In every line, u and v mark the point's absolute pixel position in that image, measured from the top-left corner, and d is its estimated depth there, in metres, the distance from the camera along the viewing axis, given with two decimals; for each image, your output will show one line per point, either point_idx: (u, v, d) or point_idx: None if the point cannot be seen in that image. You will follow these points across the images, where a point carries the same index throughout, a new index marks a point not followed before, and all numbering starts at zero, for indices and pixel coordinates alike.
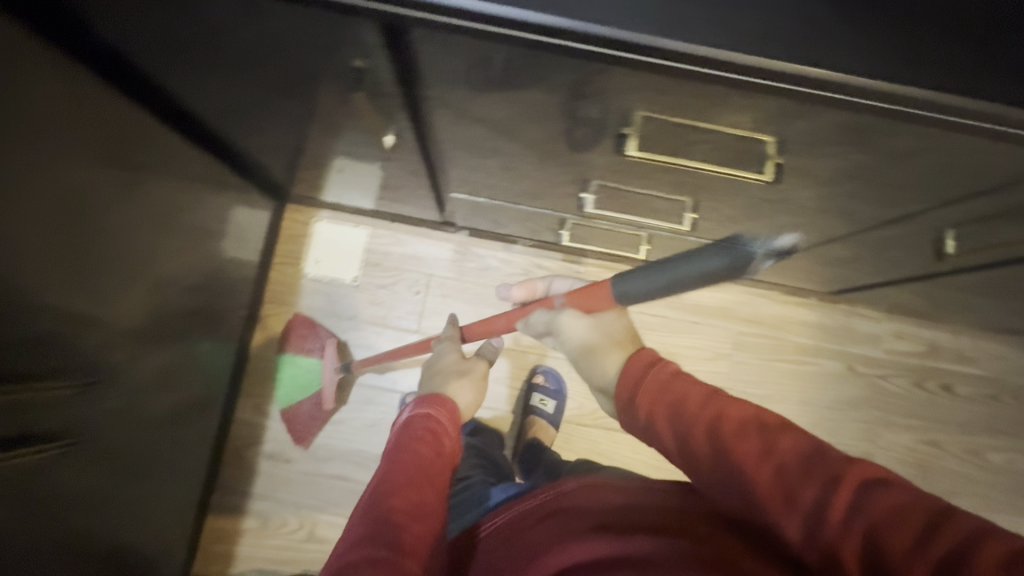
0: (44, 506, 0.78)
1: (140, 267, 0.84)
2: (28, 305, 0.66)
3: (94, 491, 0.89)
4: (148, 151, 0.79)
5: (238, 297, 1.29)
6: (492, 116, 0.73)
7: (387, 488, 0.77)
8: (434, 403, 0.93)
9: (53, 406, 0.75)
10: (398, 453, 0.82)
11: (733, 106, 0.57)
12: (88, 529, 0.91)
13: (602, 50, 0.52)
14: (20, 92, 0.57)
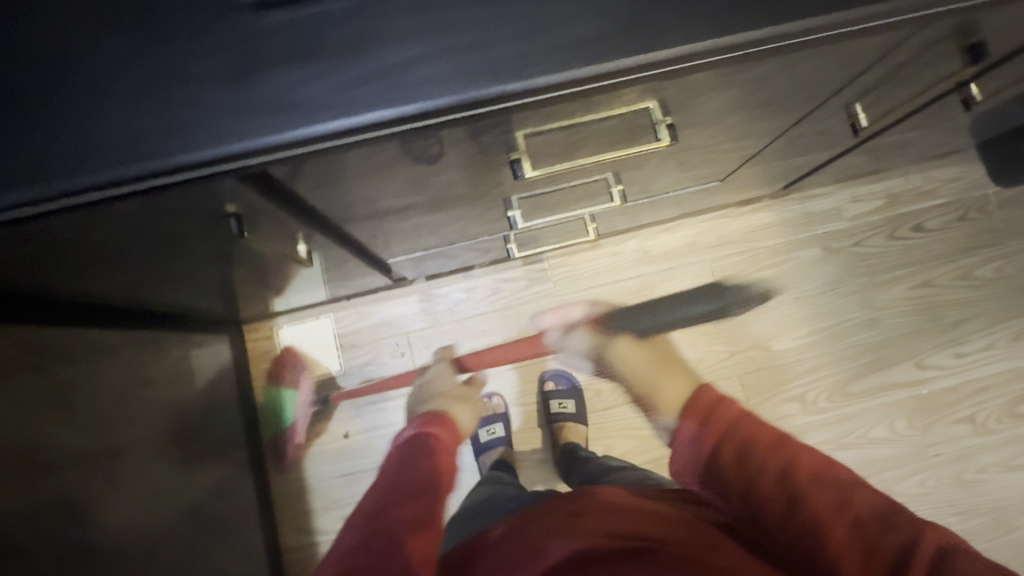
0: (168, 536, 0.66)
1: (127, 393, 0.64)
2: (74, 397, 0.56)
3: (175, 535, 0.67)
4: (155, 269, 0.56)
5: (238, 434, 0.89)
6: (597, 147, 0.47)
7: (404, 492, 0.78)
8: (429, 423, 0.92)
9: (139, 410, 0.66)
10: (417, 462, 0.85)
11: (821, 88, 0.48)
12: (209, 558, 0.73)
13: (749, 31, 0.33)
14: (101, 219, 0.38)
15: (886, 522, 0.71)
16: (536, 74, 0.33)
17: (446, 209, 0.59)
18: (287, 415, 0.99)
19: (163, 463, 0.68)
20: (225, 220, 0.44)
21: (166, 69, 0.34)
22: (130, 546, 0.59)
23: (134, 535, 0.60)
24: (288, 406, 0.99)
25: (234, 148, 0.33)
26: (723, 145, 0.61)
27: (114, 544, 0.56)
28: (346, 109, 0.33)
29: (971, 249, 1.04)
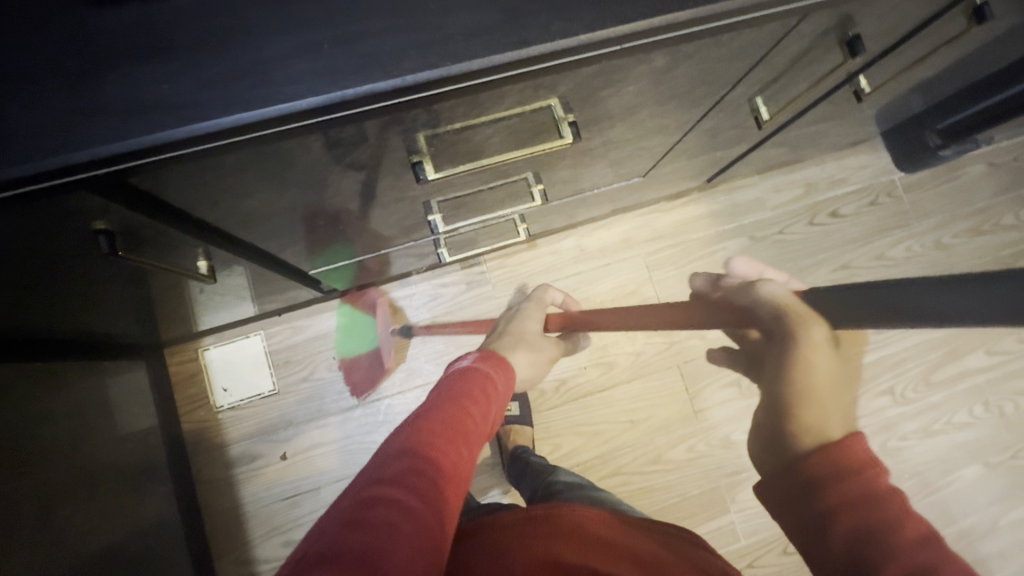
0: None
1: (36, 425, 0.59)
2: None
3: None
4: (42, 294, 0.51)
5: (161, 464, 0.83)
6: (502, 148, 0.47)
7: (430, 437, 0.48)
8: (497, 364, 0.65)
9: (49, 445, 0.60)
10: (447, 402, 0.54)
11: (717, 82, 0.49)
12: None
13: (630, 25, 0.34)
14: None
15: None
16: (412, 71, 0.32)
17: (360, 216, 0.57)
18: (370, 338, 0.97)
19: (75, 500, 0.63)
20: (104, 236, 0.41)
21: (13, 73, 0.32)
22: None
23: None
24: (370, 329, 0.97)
25: (85, 155, 0.31)
26: (637, 140, 0.62)
27: None
28: (211, 112, 0.31)
29: (882, 232, 1.11)
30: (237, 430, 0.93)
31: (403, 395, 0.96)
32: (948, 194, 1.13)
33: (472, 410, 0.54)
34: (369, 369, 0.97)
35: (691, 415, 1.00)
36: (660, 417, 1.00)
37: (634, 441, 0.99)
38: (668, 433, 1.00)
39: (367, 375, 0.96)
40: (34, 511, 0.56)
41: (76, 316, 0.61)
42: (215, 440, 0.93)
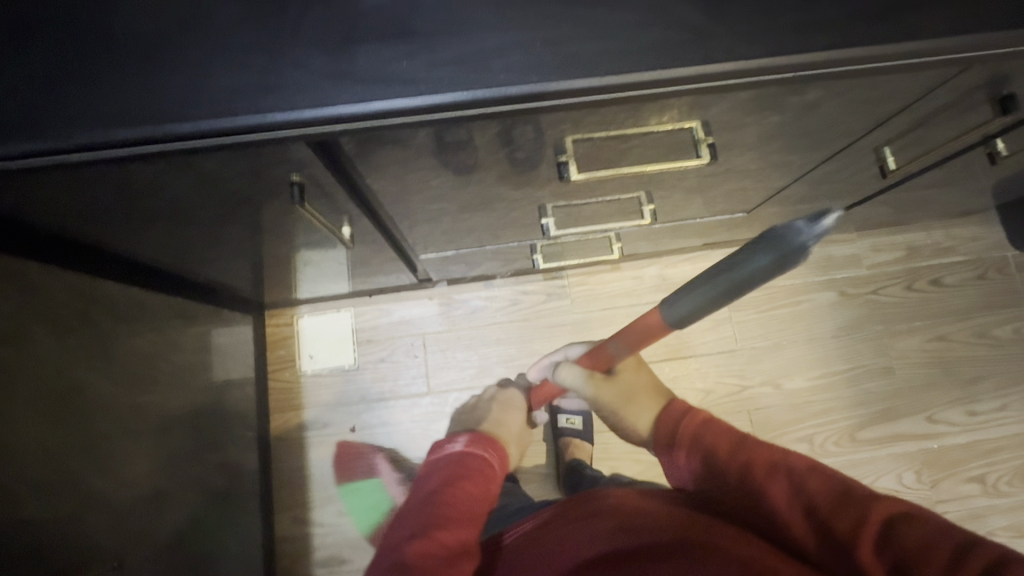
0: (168, 499, 0.67)
1: (159, 356, 0.67)
2: (113, 348, 0.58)
3: (176, 497, 0.68)
4: (206, 236, 0.59)
5: (248, 414, 0.90)
6: (636, 160, 0.50)
7: (431, 518, 0.69)
8: (486, 444, 0.85)
9: (166, 373, 0.68)
10: (446, 486, 0.75)
11: (852, 123, 0.50)
12: (204, 529, 0.73)
13: (799, 57, 0.36)
14: (180, 174, 0.41)
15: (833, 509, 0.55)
16: (603, 75, 0.36)
17: (484, 209, 0.62)
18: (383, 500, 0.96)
19: (178, 428, 0.70)
20: (287, 189, 0.47)
21: (268, 37, 0.37)
22: (131, 499, 0.60)
23: (137, 489, 0.61)
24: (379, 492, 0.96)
25: (316, 113, 0.36)
26: (754, 174, 0.63)
27: (115, 495, 0.57)
28: (427, 89, 0.36)
29: (988, 310, 1.04)
30: (312, 397, 0.99)
31: (470, 391, 0.99)
32: None
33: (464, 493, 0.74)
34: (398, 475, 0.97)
35: None
36: None
37: None
38: None
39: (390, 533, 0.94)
40: (143, 429, 0.63)
41: (215, 264, 0.70)
42: (293, 401, 0.99)
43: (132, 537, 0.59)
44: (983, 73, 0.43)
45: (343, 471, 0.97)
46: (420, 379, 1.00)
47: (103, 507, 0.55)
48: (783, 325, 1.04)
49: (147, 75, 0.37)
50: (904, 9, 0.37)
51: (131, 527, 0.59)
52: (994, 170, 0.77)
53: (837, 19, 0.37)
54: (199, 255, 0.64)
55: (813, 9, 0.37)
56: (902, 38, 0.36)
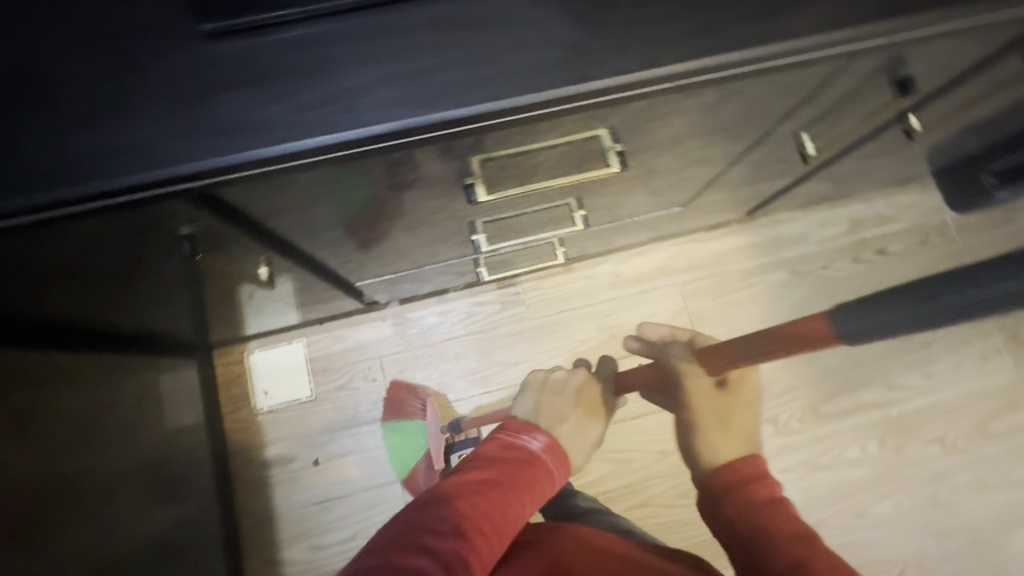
0: (123, 564, 0.64)
1: (96, 416, 0.64)
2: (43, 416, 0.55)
3: (130, 561, 0.65)
4: (120, 291, 0.56)
5: (204, 461, 0.87)
6: (549, 174, 0.49)
7: (459, 520, 0.56)
8: (561, 457, 0.73)
9: (106, 433, 0.65)
10: (486, 490, 0.60)
11: (759, 116, 0.50)
12: None
13: (677, 67, 0.35)
14: (58, 243, 0.39)
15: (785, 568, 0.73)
16: (480, 103, 0.35)
17: (411, 232, 0.60)
18: (421, 443, 0.96)
19: (124, 489, 0.67)
20: (185, 240, 0.45)
21: (132, 92, 0.36)
22: (81, 571, 0.57)
23: (87, 560, 0.58)
24: (420, 435, 0.96)
25: (191, 168, 0.34)
26: (680, 170, 0.63)
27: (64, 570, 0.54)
28: (304, 133, 0.35)
29: (933, 273, 1.07)
30: (273, 433, 0.96)
31: (434, 409, 0.98)
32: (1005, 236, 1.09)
33: (501, 497, 0.60)
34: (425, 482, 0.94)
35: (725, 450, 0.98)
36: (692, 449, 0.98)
37: (664, 472, 0.97)
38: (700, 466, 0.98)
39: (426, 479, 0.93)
40: (88, 494, 0.60)
41: (142, 314, 0.67)
42: (252, 441, 0.96)
43: None
44: (874, 61, 0.43)
45: (397, 406, 0.97)
46: (382, 403, 0.98)
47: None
48: (739, 309, 1.04)
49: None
50: (783, 7, 0.37)
51: None
52: (917, 142, 0.78)
53: (713, 26, 0.36)
54: (120, 309, 0.62)
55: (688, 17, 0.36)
56: (781, 36, 0.36)
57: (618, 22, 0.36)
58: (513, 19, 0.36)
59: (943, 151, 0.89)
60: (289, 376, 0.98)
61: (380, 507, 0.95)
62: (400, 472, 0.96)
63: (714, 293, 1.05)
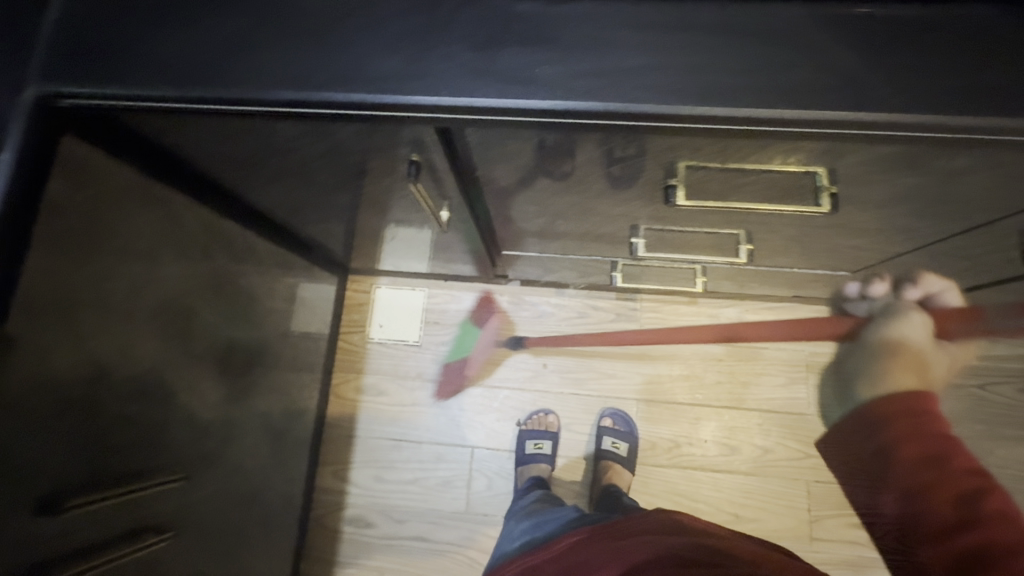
0: (236, 428, 0.72)
1: (255, 299, 0.73)
2: (220, 282, 0.64)
3: (243, 425, 0.73)
4: (318, 197, 0.64)
5: (315, 368, 0.96)
6: (745, 197, 0.48)
7: None
8: None
9: (256, 312, 0.74)
10: None
11: (995, 199, 0.46)
12: (257, 462, 0.78)
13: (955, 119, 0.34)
14: (318, 138, 0.45)
15: (931, 463, 0.65)
16: (736, 105, 0.36)
17: (578, 217, 0.62)
18: (467, 347, 1.03)
19: (256, 366, 0.76)
20: (403, 167, 0.50)
21: (419, 25, 0.39)
22: (205, 421, 0.65)
23: (211, 412, 0.66)
24: (470, 339, 1.03)
25: (455, 102, 0.38)
26: (871, 234, 0.59)
27: (192, 413, 0.62)
28: (558, 93, 0.37)
29: None
30: (372, 364, 1.04)
31: (520, 392, 1.00)
32: None
33: None
34: (454, 374, 1.02)
35: (806, 539, 0.91)
36: (769, 525, 0.92)
37: None
38: None
39: (451, 378, 1.02)
40: (229, 359, 0.69)
41: (319, 222, 0.75)
42: (355, 364, 1.04)
43: (199, 457, 0.64)
44: None
45: (476, 314, 1.04)
46: (476, 370, 1.02)
47: (181, 423, 0.60)
48: None
49: (304, 42, 0.40)
50: None
51: (200, 445, 0.64)
52: None
53: (1004, 88, 0.34)
54: (305, 212, 0.70)
55: (978, 75, 0.35)
56: None
57: (903, 64, 0.35)
58: (792, 34, 0.36)
59: None
60: (402, 317, 1.05)
61: (444, 464, 0.98)
62: (472, 438, 0.99)
63: None
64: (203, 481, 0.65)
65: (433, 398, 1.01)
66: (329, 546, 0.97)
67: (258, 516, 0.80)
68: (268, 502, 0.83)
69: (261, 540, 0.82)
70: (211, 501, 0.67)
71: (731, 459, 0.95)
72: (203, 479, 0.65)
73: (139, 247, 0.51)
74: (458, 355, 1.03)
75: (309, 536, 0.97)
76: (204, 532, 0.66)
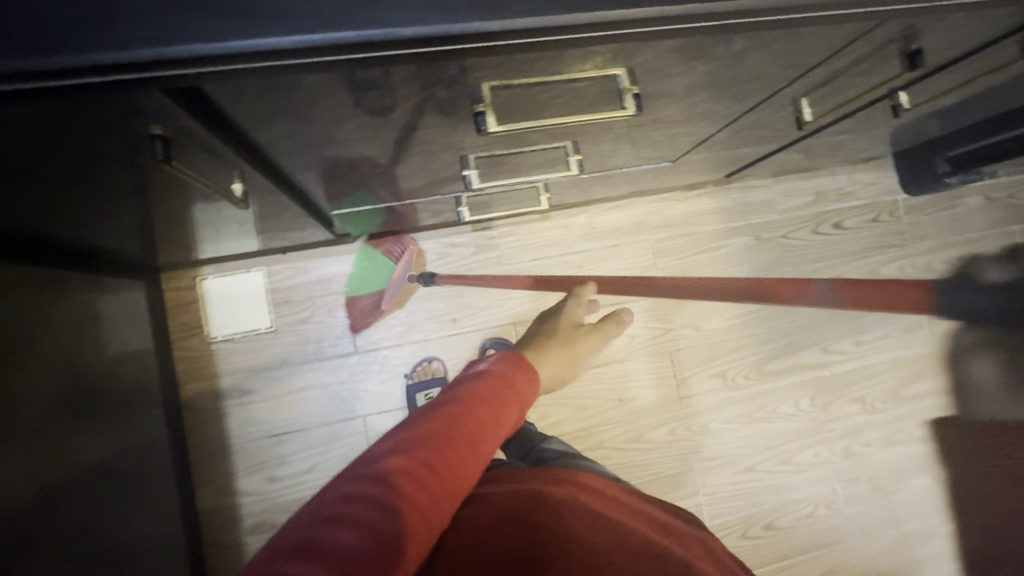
0: (66, 493, 0.59)
1: (35, 343, 0.58)
2: None
3: (74, 486, 0.61)
4: (65, 198, 0.50)
5: (152, 389, 0.82)
6: (559, 109, 0.46)
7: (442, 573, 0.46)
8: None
9: (42, 356, 0.59)
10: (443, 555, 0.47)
11: (770, 74, 0.50)
12: (111, 516, 0.67)
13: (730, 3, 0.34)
14: (8, 127, 0.33)
15: None
16: (519, 15, 0.33)
17: (400, 158, 0.56)
18: (381, 281, 0.96)
19: (66, 416, 0.62)
20: (157, 144, 0.40)
21: None
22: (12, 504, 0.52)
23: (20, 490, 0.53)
24: (383, 273, 0.96)
25: (183, 52, 0.30)
26: (679, 124, 0.62)
27: None
28: (309, 26, 0.31)
29: (878, 249, 1.15)
30: (226, 367, 0.92)
31: (400, 348, 0.97)
32: (940, 219, 1.18)
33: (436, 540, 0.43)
34: (365, 311, 0.96)
35: (676, 399, 1.04)
36: (646, 398, 1.03)
37: (619, 418, 1.02)
38: (652, 415, 1.03)
39: (364, 313, 0.95)
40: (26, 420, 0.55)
41: (80, 228, 0.60)
42: (204, 371, 0.91)
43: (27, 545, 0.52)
44: (890, 30, 0.45)
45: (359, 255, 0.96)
46: (349, 339, 0.95)
47: None
48: (703, 268, 1.08)
49: None
50: None
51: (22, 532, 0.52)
52: (894, 118, 0.81)
53: None
54: (55, 218, 0.55)
55: None
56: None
57: None
58: None
59: (907, 133, 0.95)
60: (246, 305, 0.93)
61: (339, 441, 0.94)
62: (361, 409, 0.95)
63: (683, 250, 1.07)
64: (47, 566, 0.54)
65: (308, 381, 0.94)
66: (234, 559, 0.90)
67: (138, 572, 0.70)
68: (144, 548, 0.73)
69: None
70: None
71: (607, 352, 1.03)
72: (46, 563, 0.54)
73: None
74: (369, 289, 0.96)
75: (209, 561, 0.89)
76: None
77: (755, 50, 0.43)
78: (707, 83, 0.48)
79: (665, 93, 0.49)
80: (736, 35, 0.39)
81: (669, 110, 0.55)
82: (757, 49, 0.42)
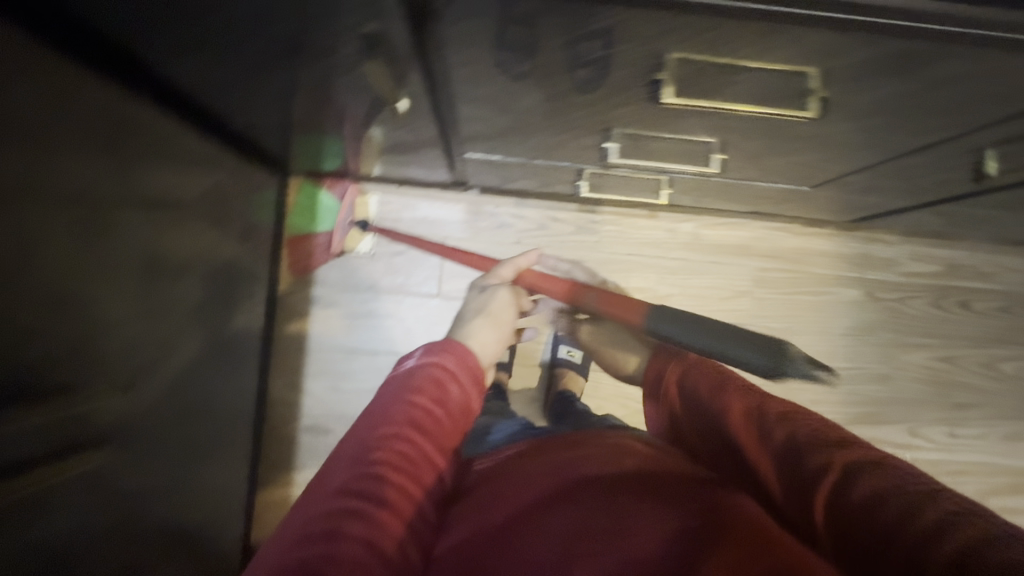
0: (174, 341, 0.66)
1: (185, 203, 0.65)
2: (142, 180, 0.56)
3: (182, 336, 0.68)
4: (251, 78, 0.56)
5: (260, 276, 0.90)
6: (735, 96, 0.45)
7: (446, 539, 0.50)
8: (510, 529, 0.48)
9: (188, 215, 0.66)
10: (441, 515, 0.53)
11: (966, 112, 0.47)
12: (202, 373, 0.74)
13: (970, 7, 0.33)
14: None
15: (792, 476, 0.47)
16: None
17: (552, 117, 0.58)
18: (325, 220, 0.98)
19: (192, 275, 0.69)
20: (354, 38, 0.43)
21: None
22: (138, 332, 0.59)
23: (144, 323, 0.60)
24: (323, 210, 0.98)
25: None
26: (839, 148, 0.59)
27: (120, 325, 0.56)
28: None
29: (1004, 342, 1.04)
30: (321, 276, 0.98)
31: None
32: None
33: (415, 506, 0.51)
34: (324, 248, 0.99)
35: None
36: None
37: None
38: None
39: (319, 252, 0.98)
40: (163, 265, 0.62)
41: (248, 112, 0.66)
42: (302, 274, 0.98)
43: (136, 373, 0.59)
44: None
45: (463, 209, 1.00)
46: (435, 281, 0.99)
47: (110, 336, 0.54)
48: (801, 310, 1.02)
49: None
50: None
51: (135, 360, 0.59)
52: None
53: None
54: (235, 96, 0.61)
55: None
56: None
57: None
58: None
59: None
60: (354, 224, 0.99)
61: None
62: None
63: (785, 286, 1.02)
64: (145, 395, 0.61)
65: (389, 308, 0.99)
66: (284, 449, 0.97)
67: (210, 427, 0.77)
68: (219, 411, 0.80)
69: (215, 449, 0.80)
70: (157, 419, 0.63)
71: None
72: (145, 392, 0.61)
73: (42, 139, 0.43)
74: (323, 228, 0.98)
75: (263, 445, 0.96)
76: (152, 442, 0.63)
77: (969, 76, 0.40)
78: (896, 105, 0.46)
79: (848, 106, 0.46)
80: (958, 52, 0.37)
81: (839, 127, 0.52)
82: (970, 76, 0.40)
